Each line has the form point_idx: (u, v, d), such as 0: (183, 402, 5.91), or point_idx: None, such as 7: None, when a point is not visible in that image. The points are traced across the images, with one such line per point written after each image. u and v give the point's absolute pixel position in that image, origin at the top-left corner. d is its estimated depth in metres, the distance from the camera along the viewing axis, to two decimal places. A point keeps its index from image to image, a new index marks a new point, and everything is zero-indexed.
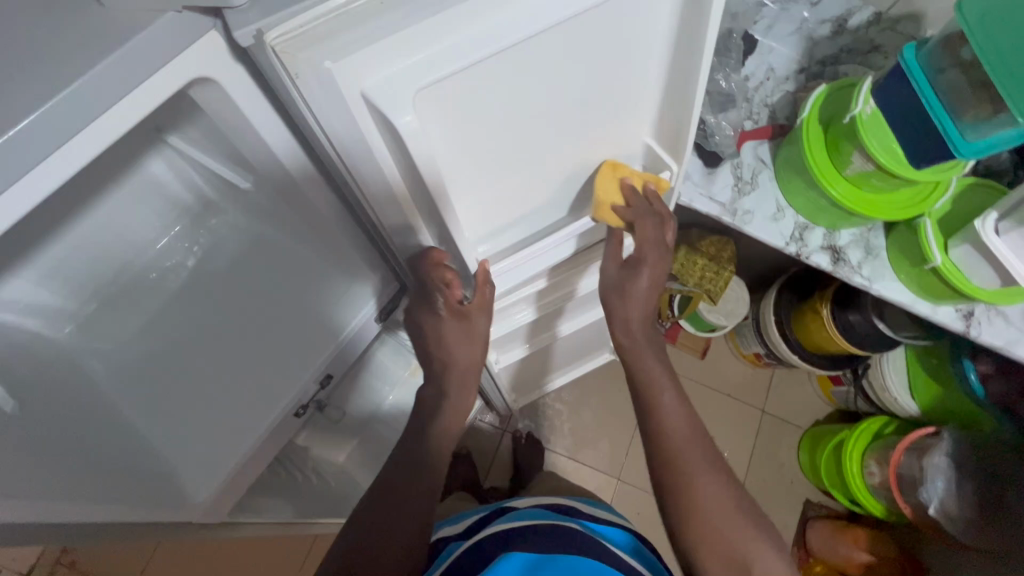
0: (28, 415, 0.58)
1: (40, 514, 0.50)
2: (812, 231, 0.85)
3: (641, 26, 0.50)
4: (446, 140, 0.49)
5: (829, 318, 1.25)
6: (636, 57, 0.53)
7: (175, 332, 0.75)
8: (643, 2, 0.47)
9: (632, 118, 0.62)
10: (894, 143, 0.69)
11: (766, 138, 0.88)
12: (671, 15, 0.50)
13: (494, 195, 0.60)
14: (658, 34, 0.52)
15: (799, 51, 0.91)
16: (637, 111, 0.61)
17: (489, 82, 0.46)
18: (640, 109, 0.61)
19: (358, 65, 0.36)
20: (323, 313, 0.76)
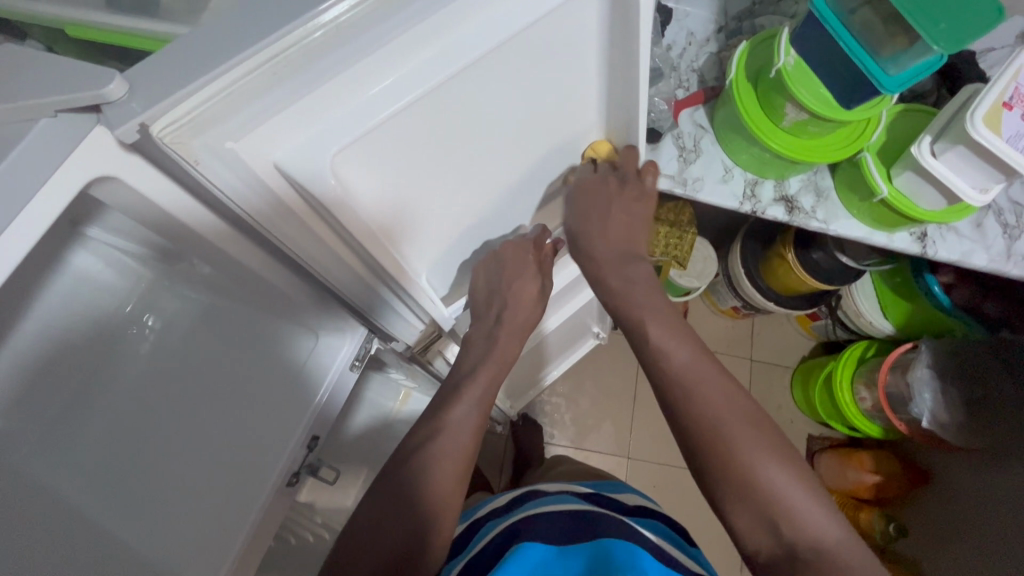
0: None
1: None
2: (763, 185, 0.86)
3: (571, 45, 0.48)
4: (379, 188, 0.47)
5: (796, 261, 1.27)
6: (570, 75, 0.51)
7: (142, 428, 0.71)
8: (569, 24, 0.45)
9: (575, 129, 0.60)
10: (821, 88, 0.70)
11: (700, 102, 0.88)
12: (602, 32, 0.48)
13: (443, 231, 0.59)
14: (587, 50, 0.50)
15: (714, 11, 0.91)
16: (579, 121, 0.60)
17: (409, 133, 0.44)
18: (583, 118, 0.60)
19: (261, 140, 0.36)
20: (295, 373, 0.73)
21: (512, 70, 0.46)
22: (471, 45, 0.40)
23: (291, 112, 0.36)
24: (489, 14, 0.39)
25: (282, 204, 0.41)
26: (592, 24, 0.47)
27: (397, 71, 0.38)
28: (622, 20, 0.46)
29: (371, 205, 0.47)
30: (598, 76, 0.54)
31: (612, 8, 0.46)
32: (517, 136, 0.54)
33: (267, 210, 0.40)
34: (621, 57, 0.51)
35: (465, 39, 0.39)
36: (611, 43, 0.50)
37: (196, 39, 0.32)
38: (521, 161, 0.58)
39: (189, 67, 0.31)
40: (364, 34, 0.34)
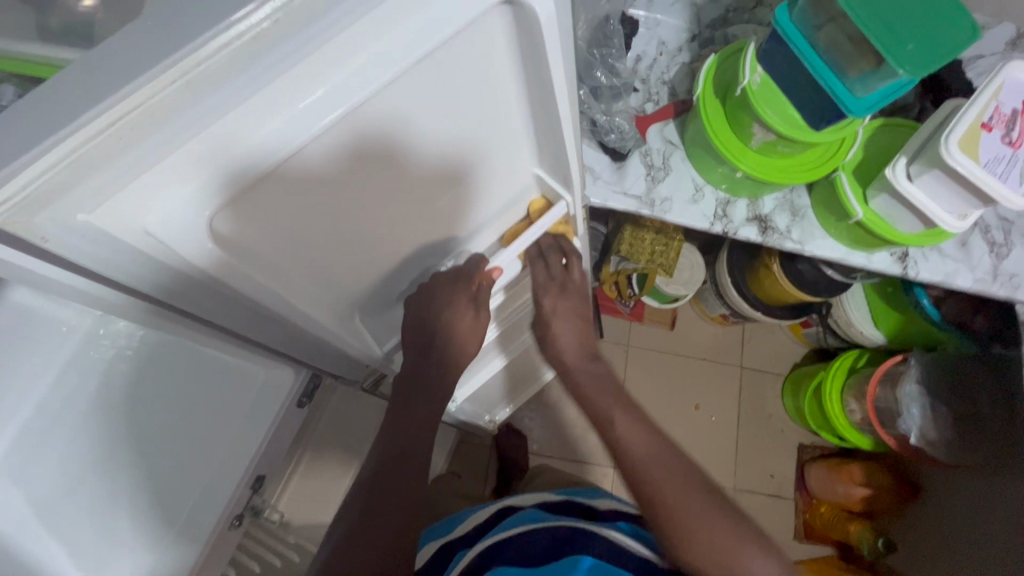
0: None
1: None
2: (735, 205, 0.82)
3: (485, 70, 0.45)
4: (304, 223, 0.44)
5: (782, 272, 1.23)
6: (488, 99, 0.48)
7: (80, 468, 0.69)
8: (479, 48, 0.42)
9: (505, 152, 0.56)
10: (789, 108, 0.66)
11: (670, 117, 0.84)
12: (514, 61, 0.45)
13: (370, 264, 0.55)
14: (501, 74, 0.46)
15: (686, 19, 0.86)
16: (511, 146, 0.56)
17: (323, 169, 0.42)
18: (516, 145, 0.56)
19: (122, 208, 0.33)
20: None
21: (425, 91, 0.42)
22: (371, 75, 0.37)
23: (151, 176, 0.32)
24: (379, 47, 0.36)
25: (352, 157, 0.43)
26: (505, 47, 0.44)
27: (281, 113, 0.35)
28: (529, 44, 0.43)
29: (439, 152, 0.49)
30: (521, 101, 0.51)
31: (518, 36, 0.42)
32: (445, 160, 0.51)
33: (248, 212, 0.40)
34: (541, 83, 0.47)
35: (364, 65, 0.36)
36: (526, 68, 0.46)
37: (20, 109, 0.29)
38: (447, 190, 0.54)
39: (11, 142, 0.28)
40: (229, 85, 0.31)
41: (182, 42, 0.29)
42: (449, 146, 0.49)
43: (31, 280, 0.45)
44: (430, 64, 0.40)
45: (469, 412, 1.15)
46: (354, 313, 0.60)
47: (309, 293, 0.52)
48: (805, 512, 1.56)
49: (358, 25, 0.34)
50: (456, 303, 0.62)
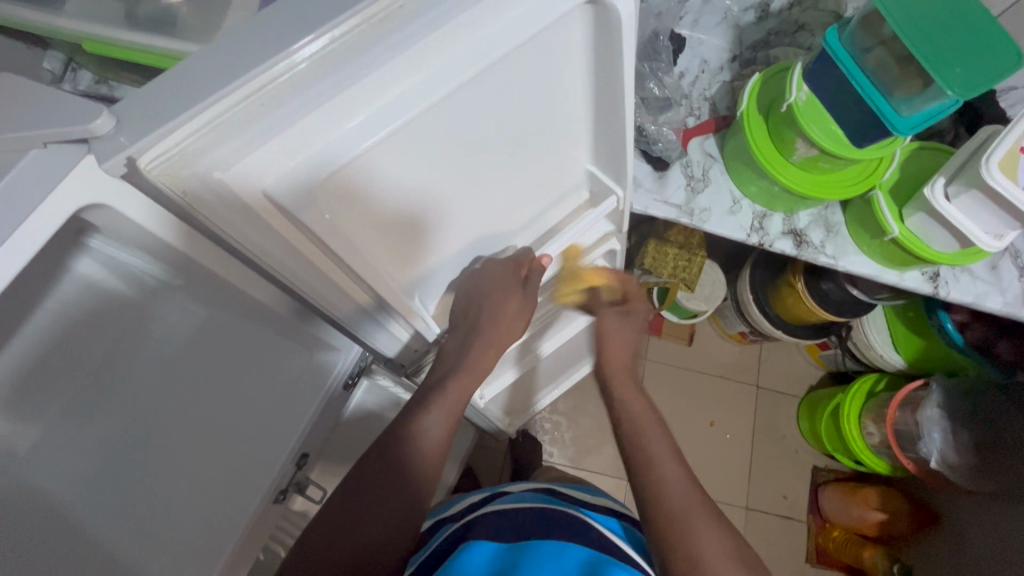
0: None
1: None
2: (771, 218, 0.85)
3: (559, 70, 0.48)
4: (371, 209, 0.47)
5: (805, 291, 1.25)
6: (554, 96, 0.51)
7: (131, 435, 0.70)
8: (555, 49, 0.46)
9: (563, 148, 0.59)
10: (832, 125, 0.69)
11: (711, 131, 0.87)
12: (585, 60, 0.49)
13: (432, 250, 0.58)
14: (573, 74, 0.50)
15: (729, 40, 0.90)
16: (570, 143, 0.59)
17: (401, 158, 0.45)
18: (576, 143, 0.60)
19: (249, 172, 0.37)
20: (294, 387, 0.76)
21: (497, 87, 0.45)
22: (461, 69, 0.40)
23: (274, 145, 0.36)
24: (475, 40, 0.39)
25: (345, 183, 0.43)
26: (577, 48, 0.47)
27: (386, 97, 0.39)
28: (605, 44, 0.46)
29: (400, 194, 0.48)
30: (587, 99, 0.54)
31: (595, 36, 0.45)
32: (505, 155, 0.53)
33: (339, 186, 0.43)
34: (609, 83, 0.50)
35: (459, 59, 0.40)
36: (598, 71, 0.49)
37: (179, 76, 0.33)
38: (508, 184, 0.58)
39: (173, 103, 0.32)
40: (352, 62, 0.35)
41: (316, 26, 0.32)
42: (514, 142, 0.53)
43: (132, 240, 0.48)
44: (504, 64, 0.43)
45: (494, 414, 1.17)
46: (415, 295, 0.63)
47: (384, 278, 0.55)
48: (818, 535, 1.54)
49: (462, 16, 0.37)
50: (508, 293, 0.65)
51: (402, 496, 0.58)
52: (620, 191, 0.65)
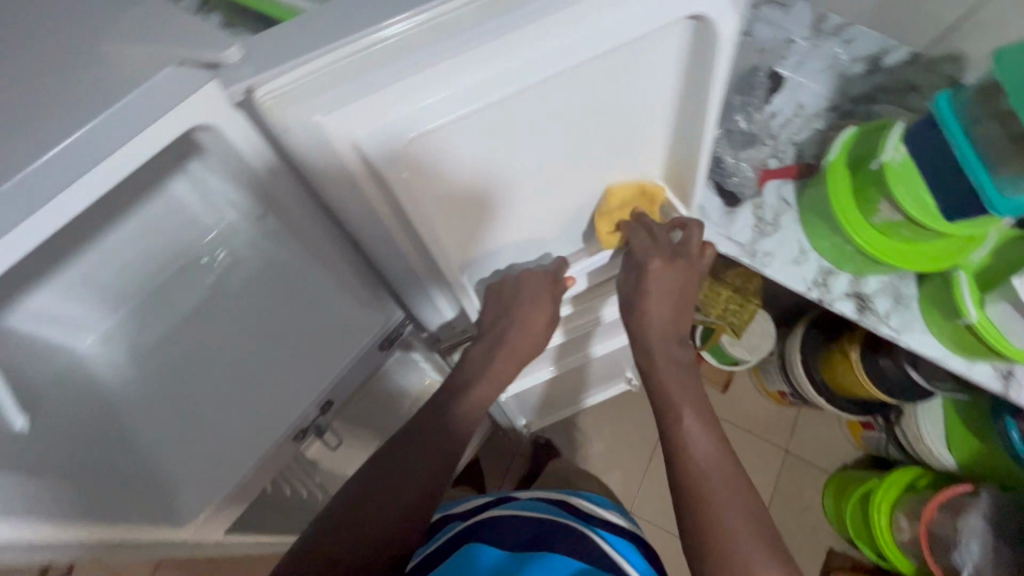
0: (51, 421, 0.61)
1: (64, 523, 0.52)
2: (837, 276, 0.81)
3: (651, 81, 0.50)
4: (443, 179, 0.49)
5: (859, 362, 1.19)
6: (642, 106, 0.52)
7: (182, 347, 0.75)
8: (652, 58, 0.47)
9: (636, 160, 0.60)
10: (924, 193, 0.66)
11: (792, 177, 0.84)
12: (676, 74, 0.50)
13: (486, 234, 0.60)
14: (663, 87, 0.51)
15: (831, 88, 0.86)
16: (642, 156, 0.60)
17: (482, 136, 0.47)
18: (649, 158, 0.61)
19: (344, 122, 0.39)
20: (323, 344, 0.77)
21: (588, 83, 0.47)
22: (561, 59, 0.42)
23: (371, 101, 0.39)
24: (579, 33, 0.40)
25: (427, 149, 0.45)
26: (672, 61, 0.49)
27: (483, 74, 0.40)
28: (700, 56, 0.47)
29: (473, 169, 0.50)
30: (671, 114, 0.55)
31: (692, 50, 0.47)
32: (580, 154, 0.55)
33: (421, 150, 0.45)
34: (694, 97, 0.52)
35: (561, 49, 0.41)
36: (688, 86, 0.51)
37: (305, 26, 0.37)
38: (574, 183, 0.59)
39: (300, 47, 0.37)
40: (459, 35, 0.38)
41: None
42: (590, 144, 0.54)
43: (226, 166, 0.53)
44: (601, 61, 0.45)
45: (513, 413, 1.17)
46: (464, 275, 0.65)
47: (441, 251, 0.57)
48: None
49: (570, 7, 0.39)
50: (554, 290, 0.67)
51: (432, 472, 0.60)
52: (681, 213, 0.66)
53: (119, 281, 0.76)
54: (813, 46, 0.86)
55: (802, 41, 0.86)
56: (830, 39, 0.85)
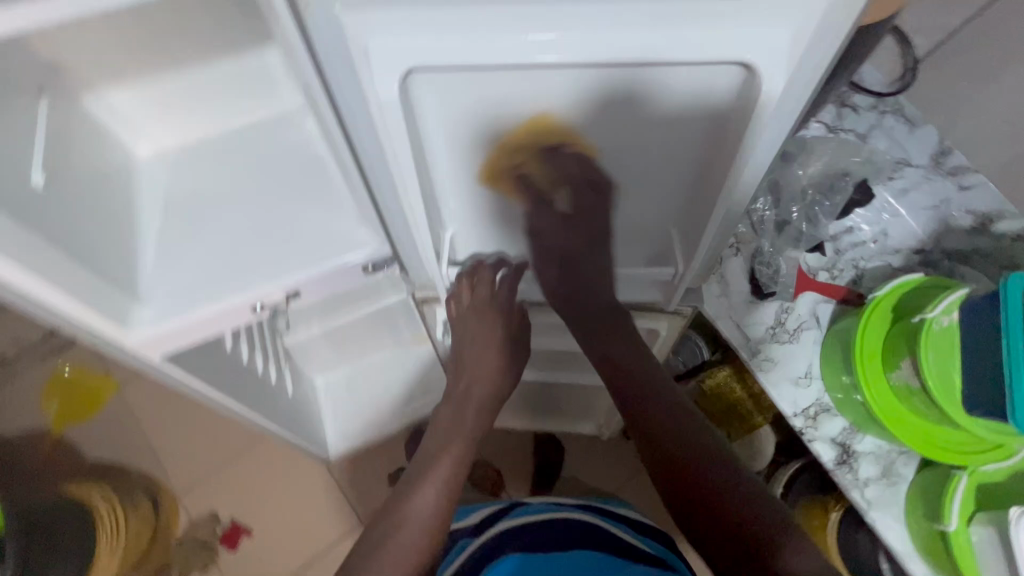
0: (70, 188, 0.66)
1: (27, 266, 0.55)
2: (832, 417, 0.74)
3: (690, 114, 0.54)
4: (472, 116, 0.56)
5: (836, 526, 1.07)
6: (677, 136, 0.57)
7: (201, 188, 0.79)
8: (695, 95, 0.52)
9: (658, 186, 0.64)
10: (955, 369, 0.60)
11: (836, 298, 0.77)
12: (714, 119, 0.54)
13: (500, 186, 0.66)
14: (699, 126, 0.55)
15: (925, 229, 0.78)
16: (660, 186, 0.64)
17: (523, 94, 0.54)
18: (670, 191, 0.65)
19: (361, 27, 0.44)
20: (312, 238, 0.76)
21: (634, 83, 0.51)
22: (594, 50, 0.44)
23: (389, 16, 0.43)
24: (607, 37, 0.44)
25: (468, 84, 0.52)
26: (714, 105, 0.53)
27: (501, 35, 0.44)
28: (738, 107, 0.51)
29: (501, 120, 0.57)
30: (700, 154, 0.59)
31: (733, 101, 0.52)
32: (603, 150, 0.61)
33: (459, 83, 0.52)
34: (723, 147, 0.56)
35: (595, 41, 0.44)
36: (721, 134, 0.55)
37: None
38: (596, 175, 0.64)
39: None
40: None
41: None
42: (622, 141, 0.59)
43: None
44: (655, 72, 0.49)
45: None
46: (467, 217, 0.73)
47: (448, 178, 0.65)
48: None
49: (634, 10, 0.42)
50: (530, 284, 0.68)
51: (461, 425, 0.73)
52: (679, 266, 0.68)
53: (181, 111, 0.81)
54: (925, 179, 0.78)
55: (915, 168, 0.79)
56: (945, 179, 0.77)
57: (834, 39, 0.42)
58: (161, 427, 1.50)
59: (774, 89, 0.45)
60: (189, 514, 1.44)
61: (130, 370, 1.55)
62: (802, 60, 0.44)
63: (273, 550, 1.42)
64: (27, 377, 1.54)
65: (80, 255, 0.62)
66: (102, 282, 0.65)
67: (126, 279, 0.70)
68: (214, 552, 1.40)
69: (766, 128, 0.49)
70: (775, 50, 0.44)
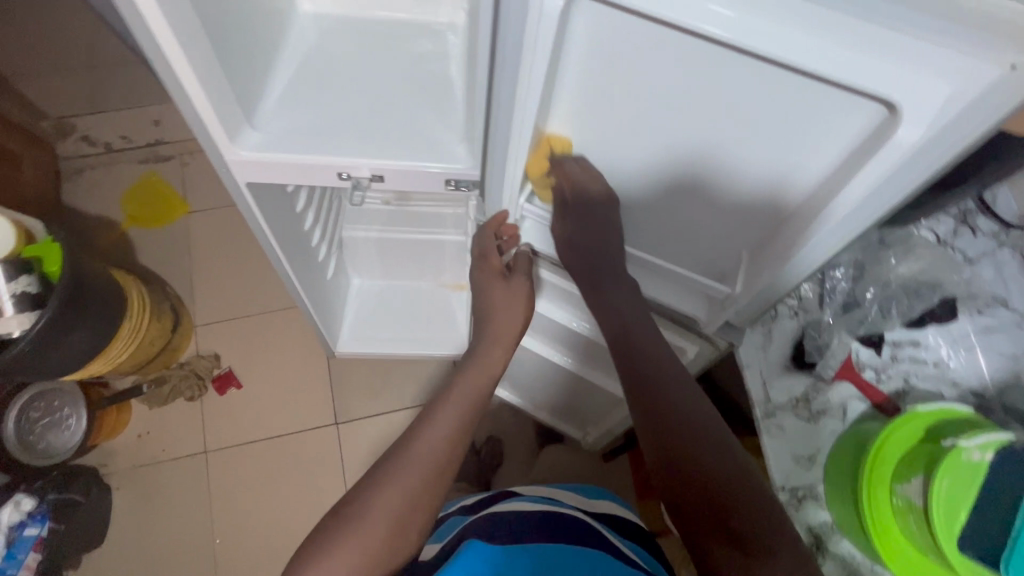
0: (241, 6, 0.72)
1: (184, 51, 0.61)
2: (816, 508, 0.71)
3: (816, 135, 0.52)
4: (606, 64, 0.56)
5: None
6: (793, 154, 0.55)
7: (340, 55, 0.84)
8: (830, 116, 0.50)
9: (749, 201, 0.63)
10: (966, 505, 0.57)
11: (873, 401, 0.73)
12: (840, 150, 0.53)
13: (609, 150, 0.68)
14: (820, 151, 0.54)
15: (997, 375, 0.73)
16: (751, 202, 0.63)
17: (662, 58, 0.53)
18: (760, 210, 0.64)
19: None
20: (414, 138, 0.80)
21: (772, 94, 0.51)
22: (760, 38, 0.44)
23: None
24: (784, 29, 0.43)
25: (619, 25, 0.52)
26: (845, 136, 0.51)
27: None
28: (869, 146, 0.50)
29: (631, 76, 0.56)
30: (808, 182, 0.57)
31: (867, 138, 0.50)
32: (713, 144, 0.59)
33: (612, 22, 0.52)
34: (835, 186, 0.54)
35: (767, 27, 0.44)
36: (839, 170, 0.54)
37: None
38: (693, 175, 0.64)
39: None
40: None
41: None
42: (734, 151, 0.58)
43: None
44: (799, 85, 0.49)
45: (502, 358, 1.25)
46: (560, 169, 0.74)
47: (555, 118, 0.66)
48: None
49: (809, 10, 0.42)
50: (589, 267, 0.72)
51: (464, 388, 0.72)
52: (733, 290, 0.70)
53: None
54: (1017, 325, 0.74)
55: (1009, 312, 0.75)
56: None
57: (996, 113, 0.41)
58: (210, 261, 1.62)
59: (910, 137, 0.45)
60: (198, 345, 1.55)
61: (213, 202, 1.69)
62: (960, 118, 0.43)
63: (253, 408, 1.51)
64: (123, 171, 1.69)
65: (226, 64, 0.69)
66: (233, 95, 0.71)
67: (249, 103, 0.76)
68: (203, 386, 1.50)
69: (881, 178, 0.49)
70: (926, 100, 0.43)
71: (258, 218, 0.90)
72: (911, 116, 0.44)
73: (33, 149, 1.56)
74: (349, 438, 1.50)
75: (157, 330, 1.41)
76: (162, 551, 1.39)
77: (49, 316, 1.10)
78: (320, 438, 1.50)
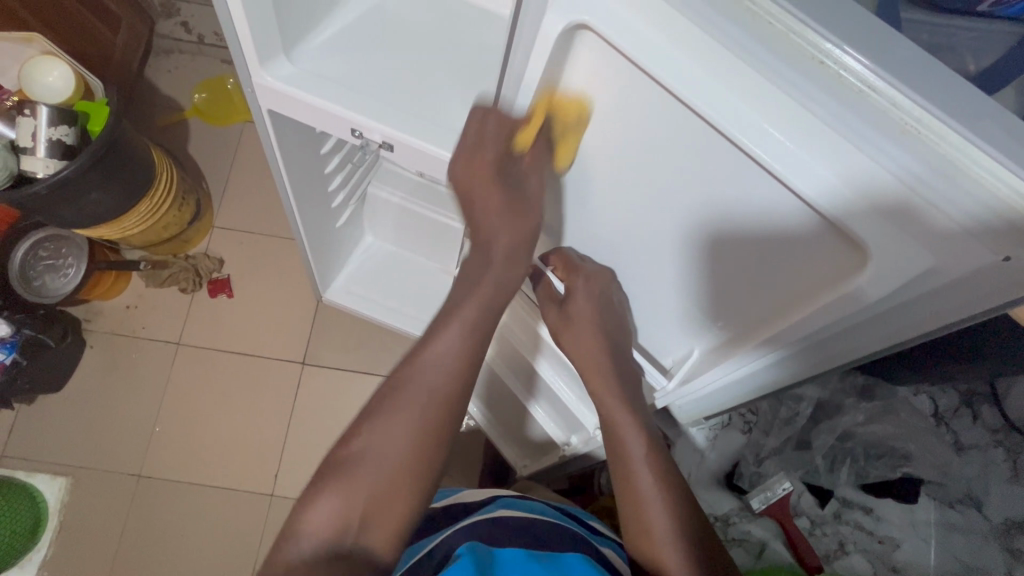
0: None
1: None
2: None
3: (795, 246, 0.49)
4: (607, 106, 0.55)
5: None
6: (771, 257, 0.52)
7: (394, 14, 0.82)
8: (811, 234, 0.47)
9: (721, 295, 0.60)
10: None
11: (793, 548, 0.78)
12: (815, 272, 0.49)
13: (597, 198, 0.66)
14: (800, 268, 0.50)
15: (931, 565, 0.78)
16: (721, 296, 0.60)
17: (655, 118, 0.52)
18: (729, 306, 0.60)
19: None
20: (432, 119, 0.78)
21: (755, 193, 0.48)
22: (747, 133, 0.41)
23: None
24: (771, 128, 0.41)
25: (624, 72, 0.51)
26: (823, 263, 0.48)
27: (683, 55, 0.42)
28: (843, 275, 0.47)
29: (631, 129, 0.55)
30: (781, 296, 0.54)
31: (842, 266, 0.47)
32: (695, 222, 0.56)
33: (620, 66, 0.51)
34: (804, 307, 0.50)
35: (754, 120, 0.41)
36: (809, 291, 0.50)
37: None
38: (667, 256, 0.63)
39: None
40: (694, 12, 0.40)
41: None
42: (704, 249, 0.58)
43: None
44: (770, 207, 0.48)
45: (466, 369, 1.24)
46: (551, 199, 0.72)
47: None
48: None
49: (810, 122, 0.39)
50: (571, 301, 0.69)
51: None
52: (669, 382, 0.70)
53: None
54: (962, 521, 0.80)
55: (979, 517, 0.80)
56: (981, 535, 0.80)
57: (986, 287, 0.38)
58: (247, 172, 1.68)
59: (874, 284, 0.42)
60: (209, 244, 1.60)
61: None
62: (951, 276, 0.39)
63: (234, 320, 1.55)
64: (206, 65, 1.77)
65: None
66: (275, 25, 0.72)
67: (291, 36, 0.77)
68: (199, 283, 1.55)
69: (841, 320, 0.47)
70: (903, 258, 0.40)
71: (273, 143, 0.90)
72: (880, 262, 0.41)
73: (135, 19, 1.65)
74: (309, 380, 1.52)
75: (174, 216, 1.46)
76: (107, 418, 1.45)
77: (76, 169, 1.15)
78: (283, 369, 1.52)
